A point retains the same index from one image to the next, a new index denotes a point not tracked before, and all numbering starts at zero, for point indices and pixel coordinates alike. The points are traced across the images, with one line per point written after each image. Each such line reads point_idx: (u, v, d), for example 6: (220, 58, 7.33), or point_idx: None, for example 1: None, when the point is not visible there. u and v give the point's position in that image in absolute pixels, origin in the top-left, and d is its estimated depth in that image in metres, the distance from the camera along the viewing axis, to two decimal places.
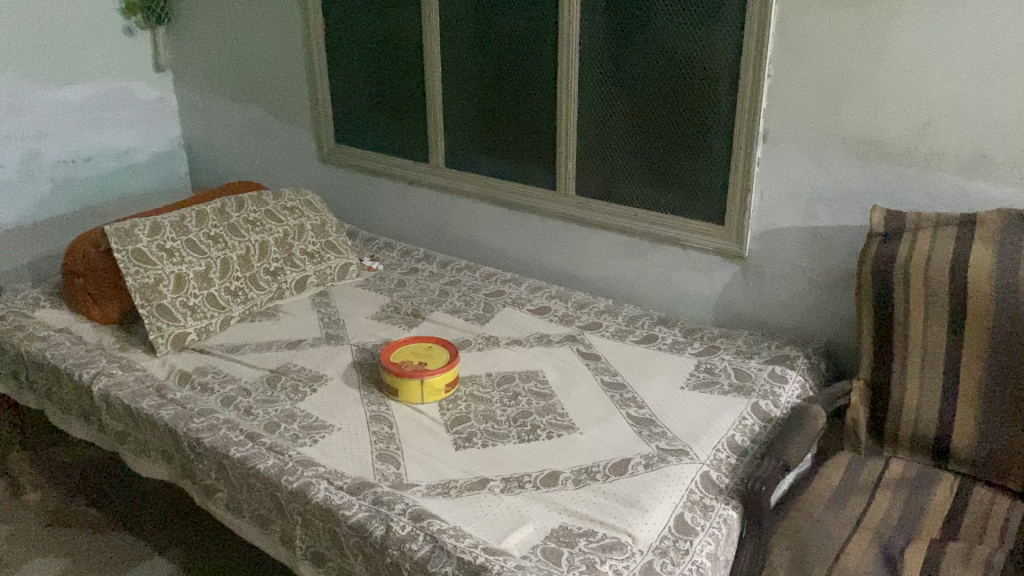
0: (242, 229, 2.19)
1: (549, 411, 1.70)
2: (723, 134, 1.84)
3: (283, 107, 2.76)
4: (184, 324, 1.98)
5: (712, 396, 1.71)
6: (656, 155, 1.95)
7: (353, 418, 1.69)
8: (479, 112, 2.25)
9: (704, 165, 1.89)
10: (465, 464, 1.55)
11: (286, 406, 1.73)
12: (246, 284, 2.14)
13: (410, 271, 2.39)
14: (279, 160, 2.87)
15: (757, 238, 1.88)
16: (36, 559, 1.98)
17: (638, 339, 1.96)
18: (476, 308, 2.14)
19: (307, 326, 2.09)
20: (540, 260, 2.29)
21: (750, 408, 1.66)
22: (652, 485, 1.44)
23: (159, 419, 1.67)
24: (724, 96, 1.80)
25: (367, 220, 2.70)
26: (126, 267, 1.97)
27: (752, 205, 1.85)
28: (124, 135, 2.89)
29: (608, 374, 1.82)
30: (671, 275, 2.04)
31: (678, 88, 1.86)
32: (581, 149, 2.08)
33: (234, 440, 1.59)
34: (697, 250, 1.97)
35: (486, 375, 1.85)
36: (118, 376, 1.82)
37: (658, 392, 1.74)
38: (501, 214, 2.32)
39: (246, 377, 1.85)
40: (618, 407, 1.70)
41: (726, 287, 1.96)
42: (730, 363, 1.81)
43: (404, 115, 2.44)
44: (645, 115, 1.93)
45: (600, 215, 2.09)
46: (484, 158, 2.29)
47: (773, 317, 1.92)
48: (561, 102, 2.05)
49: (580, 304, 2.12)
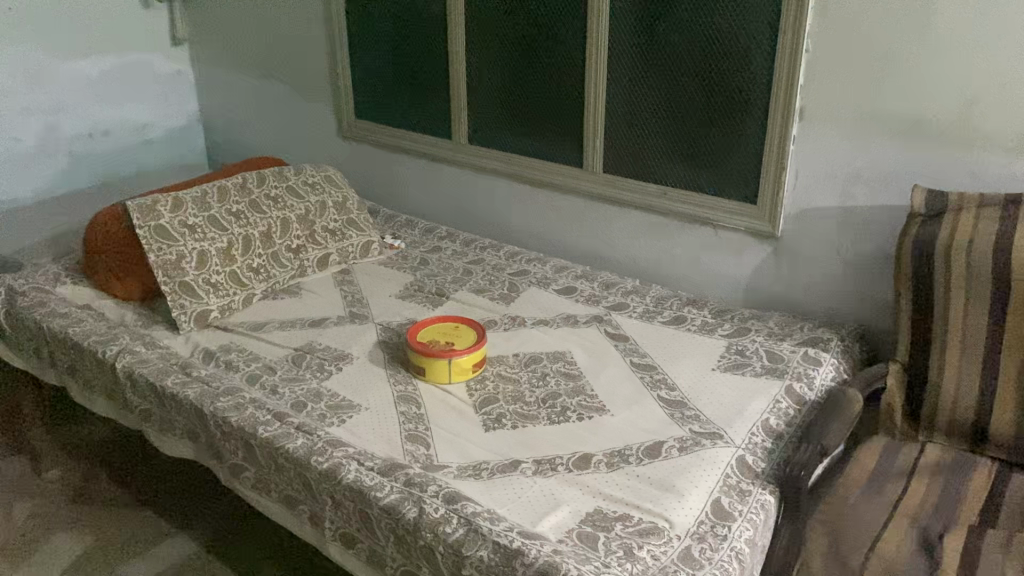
0: (264, 205, 2.16)
1: (578, 393, 1.68)
2: (758, 112, 1.80)
3: (303, 82, 2.72)
4: (207, 302, 1.96)
5: (744, 378, 1.68)
6: (687, 134, 1.91)
7: (380, 398, 1.67)
8: (504, 88, 2.21)
9: (738, 144, 1.85)
10: (495, 445, 1.53)
11: (312, 386, 1.71)
12: (268, 261, 2.11)
13: (432, 249, 2.35)
14: (299, 136, 2.84)
15: (790, 218, 1.84)
16: (59, 535, 1.98)
17: (667, 320, 1.93)
18: (500, 288, 2.12)
19: (330, 304, 2.07)
20: (564, 239, 2.25)
21: (784, 391, 1.63)
22: (688, 469, 1.42)
23: (184, 397, 1.65)
24: (759, 73, 1.76)
25: (387, 197, 2.67)
26: (148, 243, 1.95)
27: (786, 184, 1.81)
28: (142, 109, 2.86)
29: (638, 355, 1.79)
30: (700, 256, 2.00)
31: (711, 64, 1.82)
32: (609, 125, 2.04)
33: (262, 420, 1.57)
34: (728, 230, 1.93)
35: (514, 355, 1.82)
36: (142, 353, 1.80)
37: (689, 374, 1.71)
38: (525, 191, 2.28)
39: (271, 355, 1.83)
40: (649, 388, 1.67)
41: (758, 268, 1.92)
42: (762, 345, 1.78)
43: (427, 91, 2.40)
44: (677, 94, 1.89)
45: (627, 194, 2.05)
46: (509, 135, 2.26)
47: (805, 299, 1.89)
48: (589, 79, 2.01)
49: (607, 285, 2.09)
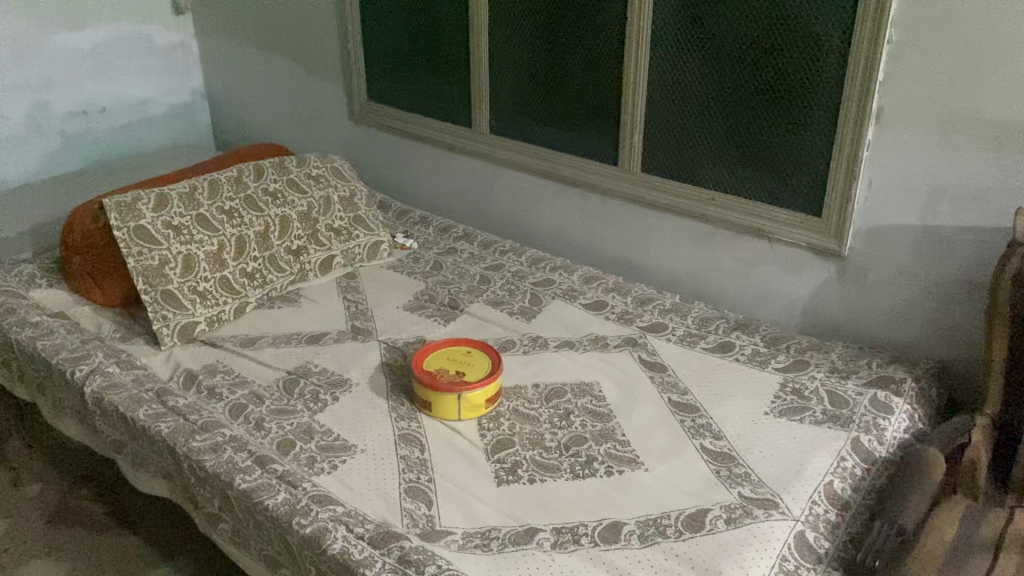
0: (261, 201, 1.93)
1: (607, 438, 1.45)
2: (826, 110, 1.53)
3: (313, 60, 2.48)
4: (193, 313, 1.75)
5: (802, 426, 1.44)
6: (741, 132, 1.66)
7: (378, 438, 1.45)
8: (532, 73, 1.96)
9: (799, 148, 1.59)
10: (509, 505, 1.30)
11: (303, 420, 1.50)
12: (265, 265, 1.90)
13: (448, 250, 2.12)
14: (308, 117, 2.60)
15: (859, 235, 1.58)
16: (32, 562, 1.80)
17: (711, 346, 1.68)
18: (521, 300, 1.88)
19: (332, 316, 1.85)
20: (595, 244, 2.01)
21: (850, 445, 1.39)
22: (737, 548, 1.19)
23: (156, 433, 1.45)
24: (829, 67, 1.50)
25: (400, 189, 2.43)
26: (127, 247, 1.74)
27: (857, 196, 1.55)
28: (141, 85, 2.63)
29: (677, 392, 1.55)
30: (751, 272, 1.75)
31: (772, 54, 1.56)
32: (650, 119, 1.78)
33: (241, 466, 1.36)
34: (785, 245, 1.67)
35: (533, 387, 1.59)
36: (115, 376, 1.60)
37: (737, 419, 1.47)
38: (552, 189, 2.03)
39: (260, 379, 1.62)
40: (690, 435, 1.44)
41: (819, 289, 1.67)
42: (822, 385, 1.54)
43: (446, 73, 2.15)
44: (731, 86, 1.63)
45: (669, 198, 1.80)
46: (537, 126, 2.01)
47: (873, 328, 1.63)
48: (629, 65, 1.75)
49: (643, 300, 1.84)
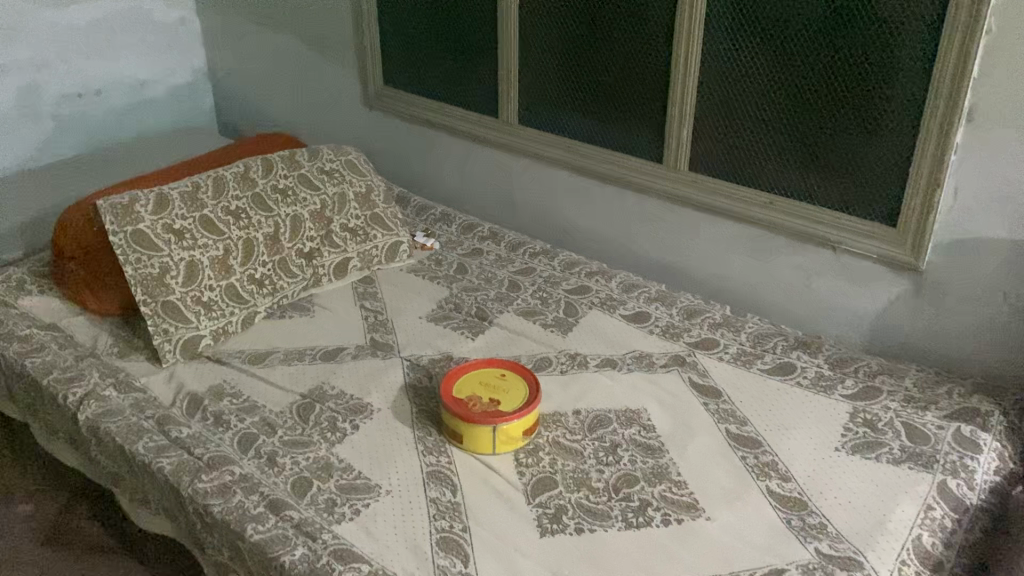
0: (270, 200, 1.77)
1: (661, 479, 1.29)
2: (907, 110, 1.36)
3: (324, 40, 2.30)
4: (197, 326, 1.60)
5: (880, 466, 1.29)
6: (804, 131, 1.48)
7: (405, 476, 1.30)
8: (568, 59, 1.78)
9: (872, 150, 1.42)
10: (555, 562, 1.15)
11: (320, 454, 1.34)
12: (274, 270, 1.73)
13: (473, 252, 1.96)
14: (319, 102, 2.42)
15: (940, 248, 1.41)
16: None
17: (769, 368, 1.53)
18: (555, 310, 1.72)
19: (348, 327, 1.69)
20: (635, 247, 1.84)
21: (936, 491, 1.24)
22: None
23: (157, 471, 1.30)
24: (912, 62, 1.32)
25: (418, 180, 2.26)
26: (124, 254, 1.58)
27: (940, 204, 1.38)
28: (139, 65, 2.44)
29: (735, 423, 1.40)
30: (812, 283, 1.59)
31: (844, 46, 1.38)
32: (700, 114, 1.61)
33: (253, 513, 1.21)
34: (853, 255, 1.51)
35: (575, 414, 1.43)
36: (112, 400, 1.45)
37: (806, 456, 1.32)
38: (587, 186, 1.86)
39: (272, 403, 1.47)
40: (755, 475, 1.29)
41: (890, 305, 1.50)
42: (897, 417, 1.38)
43: (472, 56, 1.97)
44: (797, 79, 1.46)
45: (721, 201, 1.63)
46: (571, 117, 1.83)
47: (951, 350, 1.47)
48: (678, 53, 1.58)
49: (690, 313, 1.68)
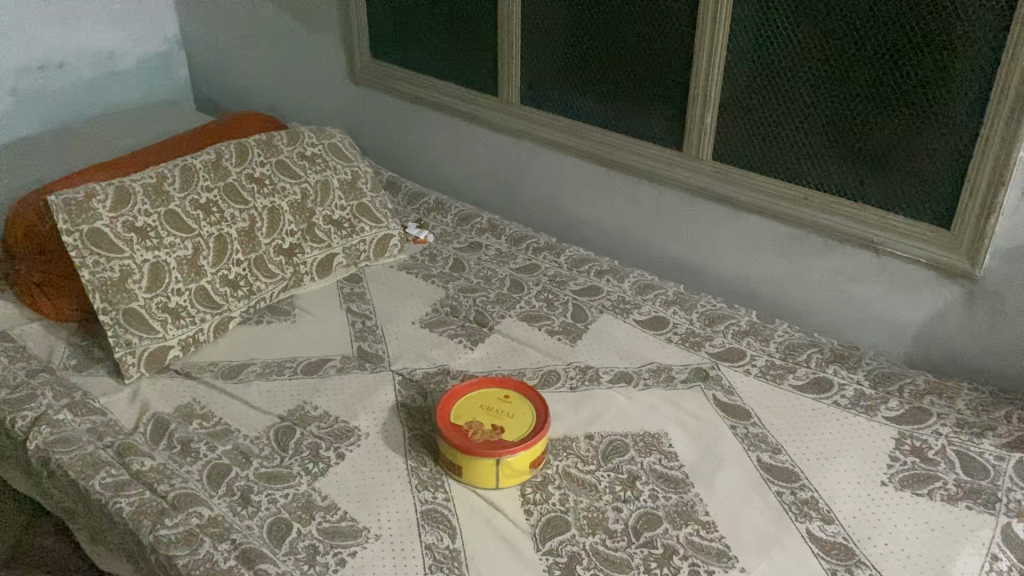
0: (246, 192, 1.59)
1: (687, 519, 1.14)
2: (968, 97, 1.19)
3: (306, 9, 2.10)
4: (164, 337, 1.43)
5: (934, 506, 1.14)
6: (846, 119, 1.31)
7: (396, 518, 1.15)
8: (576, 35, 1.59)
9: (923, 145, 1.25)
10: None
11: (302, 491, 1.18)
12: (251, 270, 1.56)
13: (471, 246, 1.79)
14: (302, 76, 2.23)
15: (1000, 255, 1.25)
16: None
17: (802, 384, 1.37)
18: (562, 315, 1.56)
19: (334, 335, 1.52)
20: (649, 242, 1.68)
21: (1001, 537, 1.09)
22: None
23: (115, 513, 1.14)
24: (976, 47, 1.15)
25: (410, 163, 2.08)
26: (80, 257, 1.41)
27: (1003, 206, 1.21)
28: (104, 35, 2.18)
29: (768, 451, 1.24)
30: (848, 287, 1.43)
31: (897, 26, 1.20)
32: (726, 98, 1.44)
33: (222, 567, 1.06)
34: (897, 258, 1.35)
35: (586, 439, 1.28)
36: (66, 425, 1.28)
37: (850, 492, 1.17)
38: (595, 175, 1.69)
39: (247, 427, 1.30)
40: (794, 516, 1.13)
41: (939, 315, 1.35)
42: (950, 445, 1.23)
43: (469, 30, 1.78)
44: (839, 59, 1.28)
45: (747, 195, 1.47)
46: (580, 98, 1.65)
47: (1006, 367, 1.32)
48: (704, 30, 1.40)
49: (712, 319, 1.52)
